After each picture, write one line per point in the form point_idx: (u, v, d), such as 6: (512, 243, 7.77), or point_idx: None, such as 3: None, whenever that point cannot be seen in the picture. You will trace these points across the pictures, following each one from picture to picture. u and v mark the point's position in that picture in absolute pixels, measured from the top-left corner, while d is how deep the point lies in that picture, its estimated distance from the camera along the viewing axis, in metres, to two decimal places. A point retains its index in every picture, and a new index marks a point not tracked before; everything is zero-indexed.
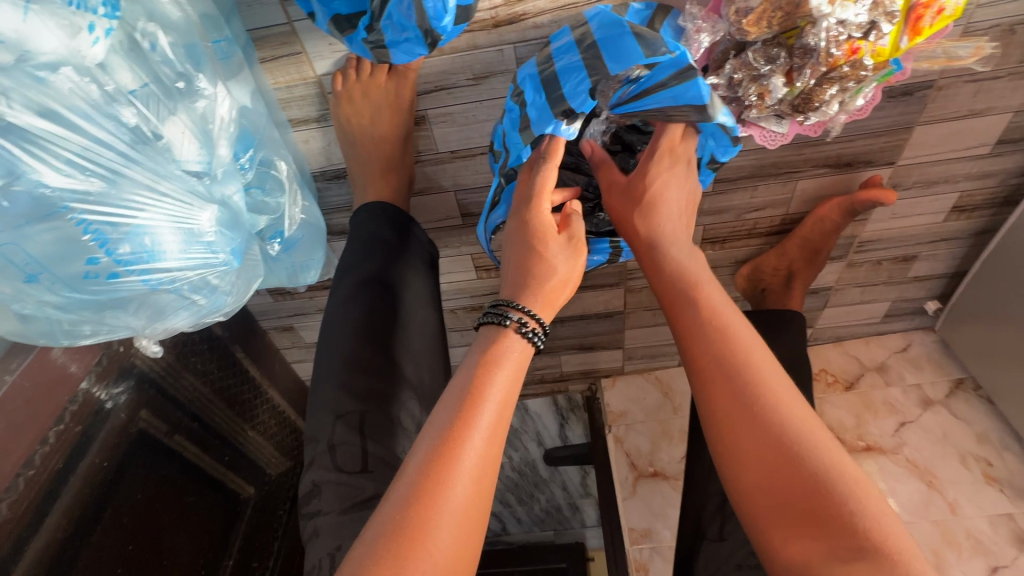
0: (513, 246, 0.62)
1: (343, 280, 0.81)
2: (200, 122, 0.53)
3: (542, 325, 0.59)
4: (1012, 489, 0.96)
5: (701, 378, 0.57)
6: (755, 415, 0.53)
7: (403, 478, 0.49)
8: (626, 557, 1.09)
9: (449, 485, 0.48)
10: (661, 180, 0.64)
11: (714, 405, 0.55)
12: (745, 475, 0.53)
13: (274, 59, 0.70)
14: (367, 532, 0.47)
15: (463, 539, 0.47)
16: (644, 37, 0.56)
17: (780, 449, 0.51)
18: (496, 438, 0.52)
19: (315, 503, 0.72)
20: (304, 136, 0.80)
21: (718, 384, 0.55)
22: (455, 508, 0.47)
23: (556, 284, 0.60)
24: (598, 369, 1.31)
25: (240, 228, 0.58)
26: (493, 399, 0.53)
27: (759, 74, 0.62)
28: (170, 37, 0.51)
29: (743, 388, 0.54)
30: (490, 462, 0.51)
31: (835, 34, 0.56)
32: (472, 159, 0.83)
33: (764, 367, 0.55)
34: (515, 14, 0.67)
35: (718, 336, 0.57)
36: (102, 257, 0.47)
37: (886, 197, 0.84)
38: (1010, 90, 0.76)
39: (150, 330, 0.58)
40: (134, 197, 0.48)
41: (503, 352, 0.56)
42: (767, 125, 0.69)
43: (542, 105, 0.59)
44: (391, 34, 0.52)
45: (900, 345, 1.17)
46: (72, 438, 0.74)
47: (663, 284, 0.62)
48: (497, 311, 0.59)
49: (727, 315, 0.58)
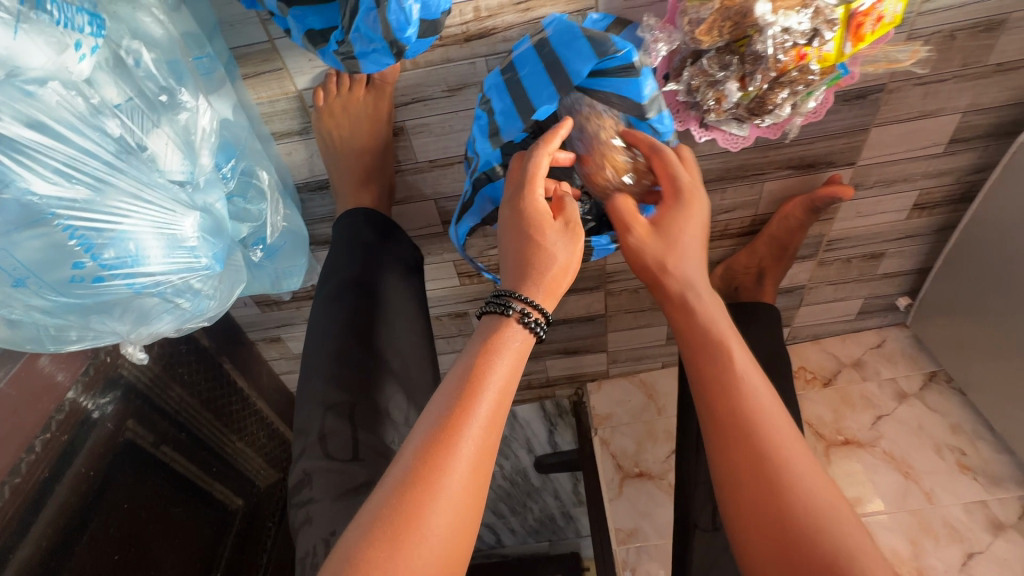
0: (511, 236, 0.62)
1: (327, 281, 0.83)
2: (182, 133, 0.56)
3: (545, 315, 0.60)
4: (985, 477, 0.99)
5: (719, 433, 0.60)
6: (770, 479, 0.55)
7: (399, 462, 0.51)
8: (614, 557, 1.10)
9: (446, 473, 0.50)
10: (689, 225, 0.65)
11: (728, 459, 0.58)
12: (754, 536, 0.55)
13: (256, 75, 0.73)
14: (361, 517, 0.49)
15: (457, 524, 0.49)
16: (595, 39, 0.61)
17: (794, 515, 0.53)
18: (492, 428, 0.53)
19: (305, 493, 0.73)
20: (286, 148, 0.83)
21: (734, 443, 0.58)
22: (453, 493, 0.50)
23: (557, 271, 0.60)
24: (583, 374, 1.33)
25: (223, 234, 0.61)
26: (492, 390, 0.54)
27: (714, 80, 0.66)
28: (153, 53, 0.54)
29: (760, 447, 0.57)
30: (487, 451, 0.53)
31: (777, 38, 0.59)
32: (450, 167, 0.86)
33: (784, 437, 0.57)
34: (485, 29, 0.70)
35: (737, 392, 0.60)
36: (88, 261, 0.50)
37: (843, 193, 0.88)
38: (957, 91, 0.81)
39: (136, 335, 0.60)
40: (119, 204, 0.50)
41: (504, 341, 0.57)
42: (728, 128, 0.73)
43: (508, 111, 0.64)
44: (360, 45, 0.53)
45: (875, 341, 1.20)
46: (58, 447, 0.75)
47: (687, 338, 0.66)
48: (499, 300, 0.60)
49: (748, 372, 0.61)
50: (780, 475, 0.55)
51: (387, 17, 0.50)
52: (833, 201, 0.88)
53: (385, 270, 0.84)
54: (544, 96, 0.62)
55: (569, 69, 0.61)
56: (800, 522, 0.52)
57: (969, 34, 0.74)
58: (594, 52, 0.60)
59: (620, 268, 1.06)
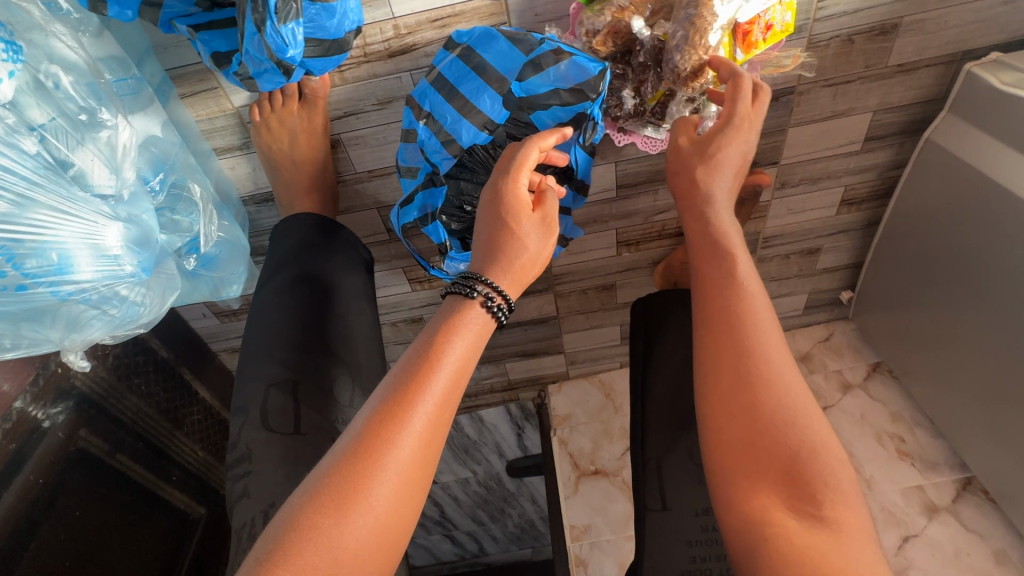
0: (488, 219, 0.65)
1: (277, 274, 0.86)
2: (106, 150, 0.59)
3: (509, 301, 0.63)
4: (922, 463, 1.02)
5: (709, 329, 0.57)
6: (755, 376, 0.52)
7: (350, 434, 0.54)
8: (568, 552, 1.12)
9: (397, 444, 0.53)
10: (735, 145, 0.62)
11: (713, 354, 0.55)
12: (724, 427, 0.52)
13: (193, 94, 0.77)
14: (306, 483, 0.52)
15: (403, 495, 0.52)
16: (517, 38, 0.68)
17: (770, 412, 0.50)
18: (444, 406, 0.56)
19: (244, 465, 0.75)
20: (229, 163, 0.87)
21: (724, 337, 0.55)
22: (401, 463, 0.52)
23: (526, 261, 0.64)
24: (544, 376, 1.36)
25: (152, 243, 0.64)
26: (448, 367, 0.57)
27: (614, 88, 0.72)
28: (71, 76, 0.57)
29: (750, 346, 0.54)
30: (439, 426, 0.56)
31: (655, 48, 0.66)
32: (388, 177, 0.90)
33: (772, 338, 0.55)
34: (407, 45, 0.75)
35: (739, 296, 0.57)
36: (10, 271, 0.53)
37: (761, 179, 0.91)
38: (865, 92, 0.85)
39: (70, 343, 0.63)
40: (40, 217, 0.54)
41: (464, 322, 0.60)
42: (647, 132, 0.76)
43: (457, 118, 0.69)
44: (253, 66, 0.57)
45: (822, 334, 1.23)
46: (6, 455, 0.77)
47: (696, 243, 0.63)
48: (465, 282, 0.62)
49: (751, 282, 0.58)
50: (763, 375, 0.52)
51: (268, 40, 0.54)
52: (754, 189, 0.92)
53: (332, 269, 0.87)
54: (480, 90, 0.68)
55: (498, 66, 0.67)
56: (774, 419, 0.50)
57: (867, 38, 0.79)
58: (518, 49, 0.67)
59: (566, 269, 1.09)
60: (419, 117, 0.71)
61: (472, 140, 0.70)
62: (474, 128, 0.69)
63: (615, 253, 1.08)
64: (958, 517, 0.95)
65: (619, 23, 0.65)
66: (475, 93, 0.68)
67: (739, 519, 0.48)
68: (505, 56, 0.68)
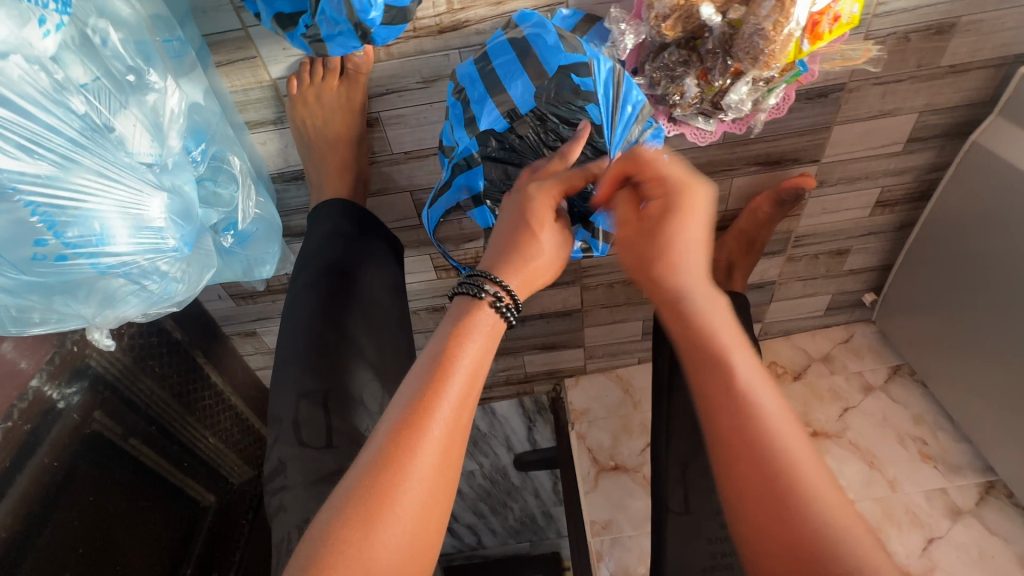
0: (512, 221, 0.64)
1: (305, 268, 0.83)
2: (150, 115, 0.56)
3: (517, 301, 0.61)
4: (945, 465, 1.03)
5: (729, 468, 0.52)
6: (789, 510, 0.48)
7: (372, 444, 0.51)
8: (588, 548, 1.11)
9: (418, 452, 0.50)
10: (691, 221, 0.57)
11: (737, 488, 0.51)
12: (768, 569, 0.48)
13: (230, 63, 0.73)
14: (335, 495, 0.49)
15: (428, 503, 0.50)
16: (568, 39, 0.64)
17: (811, 547, 0.46)
18: (462, 409, 0.54)
19: (279, 480, 0.74)
20: (261, 138, 0.83)
21: (751, 472, 0.50)
22: (424, 469, 0.50)
23: (539, 266, 0.63)
24: (561, 369, 1.34)
25: (191, 218, 0.61)
26: (463, 371, 0.55)
27: (675, 75, 0.68)
28: (120, 33, 0.54)
29: (778, 476, 0.49)
30: (459, 431, 0.53)
31: (724, 35, 0.63)
32: (425, 160, 0.87)
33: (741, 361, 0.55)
34: (458, 21, 0.72)
35: (749, 412, 0.52)
36: (50, 240, 0.49)
37: (805, 182, 0.93)
38: (913, 92, 0.84)
39: (101, 319, 0.60)
40: (83, 183, 0.50)
41: (475, 324, 0.58)
42: (696, 123, 0.75)
43: (482, 97, 0.65)
44: (327, 28, 0.56)
45: (842, 336, 1.24)
46: (20, 436, 0.73)
47: (690, 353, 0.57)
48: (474, 282, 0.61)
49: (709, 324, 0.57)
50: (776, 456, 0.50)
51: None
52: (797, 191, 0.93)
53: (357, 259, 0.84)
54: (519, 78, 0.64)
55: (544, 59, 0.63)
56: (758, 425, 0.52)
57: (923, 37, 0.77)
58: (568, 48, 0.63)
59: (596, 262, 1.07)
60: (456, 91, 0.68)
61: (490, 124, 0.66)
62: (500, 114, 0.66)
63: None
64: (982, 520, 0.96)
65: (689, 8, 0.61)
66: (510, 77, 0.64)
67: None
68: (555, 51, 0.63)
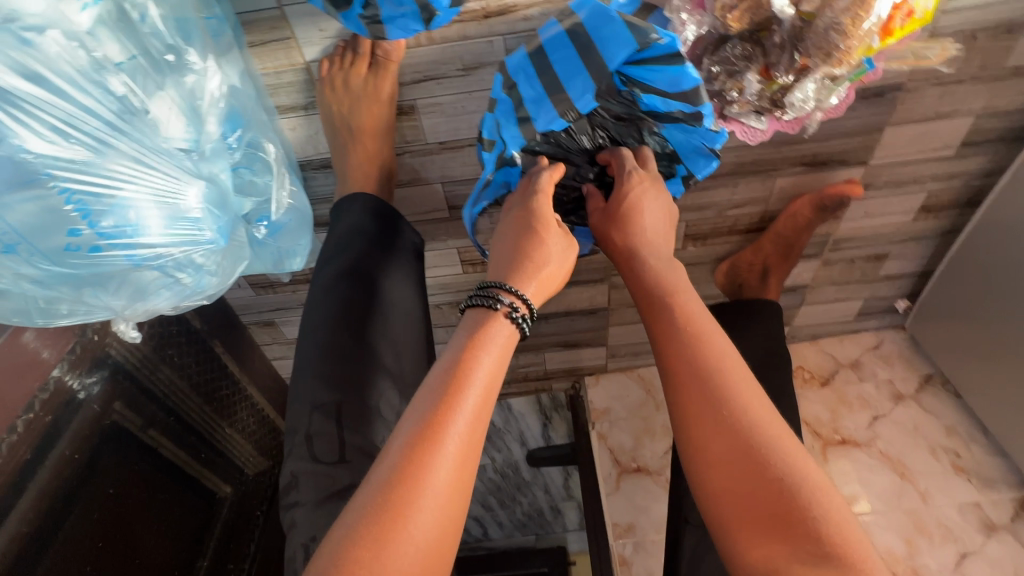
0: (515, 230, 0.63)
1: (325, 268, 0.80)
2: (188, 97, 0.54)
3: (531, 310, 0.59)
4: (979, 479, 1.02)
5: (678, 394, 0.60)
6: (735, 426, 0.56)
7: (385, 460, 0.49)
8: (610, 551, 1.10)
9: (432, 469, 0.47)
10: (633, 197, 0.68)
11: (686, 409, 0.59)
12: (716, 476, 0.56)
13: (263, 44, 0.70)
14: (349, 510, 0.47)
15: (443, 520, 0.47)
16: (634, 25, 0.58)
17: (755, 463, 0.54)
18: (475, 424, 0.51)
19: (292, 495, 0.73)
20: (290, 123, 0.79)
21: (700, 396, 0.59)
22: (439, 485, 0.47)
23: (551, 271, 0.62)
24: (581, 367, 1.32)
25: (226, 207, 0.58)
26: (477, 385, 0.52)
27: (735, 70, 0.64)
28: (160, 9, 0.51)
29: (723, 398, 0.58)
30: (473, 446, 0.51)
31: (795, 28, 0.59)
32: (460, 151, 0.83)
33: (707, 333, 0.62)
34: (505, 6, 0.68)
35: (693, 346, 0.61)
36: (84, 229, 0.46)
37: (851, 190, 0.91)
38: (974, 94, 0.80)
39: (131, 311, 0.57)
40: (118, 169, 0.47)
41: (489, 336, 0.56)
42: (747, 122, 0.70)
43: (539, 98, 0.64)
44: (389, 9, 0.55)
45: (872, 342, 1.21)
46: (41, 428, 0.71)
47: (641, 300, 0.68)
48: (486, 295, 0.59)
49: (677, 298, 0.65)
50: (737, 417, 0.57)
51: None
52: (841, 198, 0.91)
53: (378, 258, 0.80)
54: (577, 74, 0.62)
55: (604, 54, 0.60)
56: (721, 392, 0.58)
57: (991, 35, 0.73)
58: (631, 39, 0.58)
59: None
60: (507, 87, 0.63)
61: (546, 124, 0.66)
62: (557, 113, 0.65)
63: (680, 246, 1.03)
64: (1017, 537, 0.95)
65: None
66: (569, 75, 0.62)
67: (745, 567, 0.51)
68: (616, 43, 0.59)
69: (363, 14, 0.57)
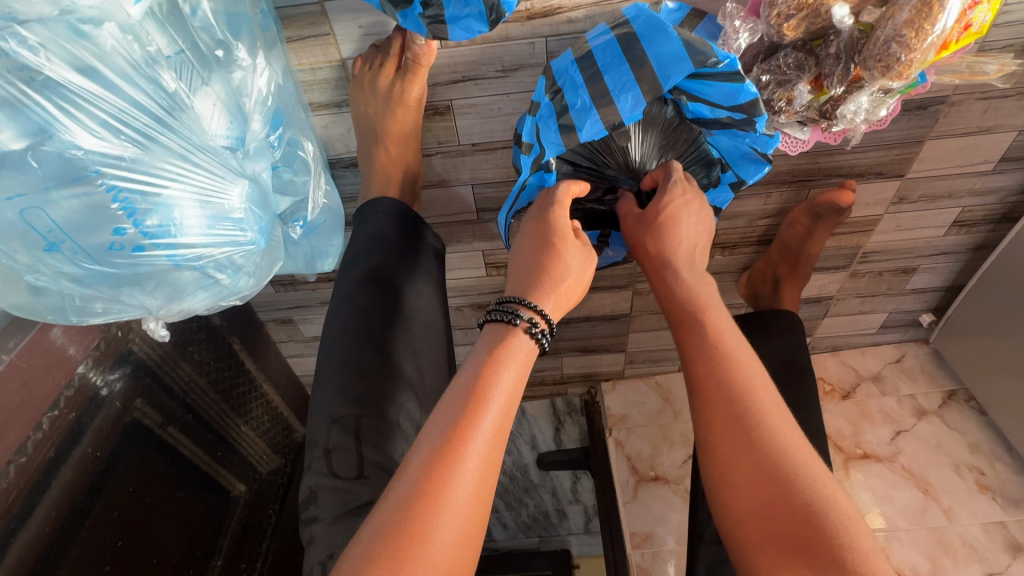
0: (531, 245, 0.60)
1: (344, 276, 0.78)
2: (233, 94, 0.54)
3: (551, 325, 0.56)
4: (1004, 498, 1.01)
5: (704, 413, 0.58)
6: (764, 448, 0.54)
7: (404, 476, 0.46)
8: (628, 560, 1.09)
9: (451, 487, 0.44)
10: (673, 208, 0.64)
11: (711, 425, 0.58)
12: (739, 494, 0.55)
13: (301, 39, 0.68)
14: (365, 529, 0.44)
15: (462, 541, 0.44)
16: (692, 43, 0.57)
17: (779, 490, 0.52)
18: (495, 442, 0.48)
19: (312, 509, 0.70)
20: (322, 121, 0.78)
21: (728, 416, 0.56)
22: (458, 507, 0.44)
23: (571, 284, 0.58)
24: (598, 373, 1.30)
25: (266, 206, 0.57)
26: (496, 402, 0.49)
27: (786, 80, 0.63)
28: (211, 4, 0.52)
29: (752, 419, 0.56)
30: (491, 466, 0.47)
31: (852, 39, 0.58)
32: (493, 153, 0.82)
33: (737, 352, 0.59)
34: (550, 8, 0.66)
35: (723, 364, 0.58)
36: (129, 228, 0.45)
37: (840, 198, 0.86)
38: (1018, 109, 0.79)
39: (165, 312, 0.56)
40: (165, 167, 0.46)
41: (509, 352, 0.53)
42: (792, 132, 0.69)
43: (587, 107, 0.60)
44: (454, 9, 0.54)
45: (893, 355, 1.20)
46: (66, 425, 0.69)
47: (673, 313, 0.63)
48: (505, 309, 0.55)
49: (709, 313, 0.62)
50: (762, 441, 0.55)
51: None
52: (833, 207, 0.87)
53: (402, 265, 0.78)
54: (628, 88, 0.59)
55: (661, 72, 0.58)
56: (748, 415, 0.56)
57: None
58: (688, 59, 0.57)
59: None
60: (550, 89, 0.62)
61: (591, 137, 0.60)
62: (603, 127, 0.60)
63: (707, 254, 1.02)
64: None
65: (819, 7, 0.56)
66: (620, 88, 0.59)
67: None
68: (670, 57, 0.57)
69: (424, 13, 0.55)
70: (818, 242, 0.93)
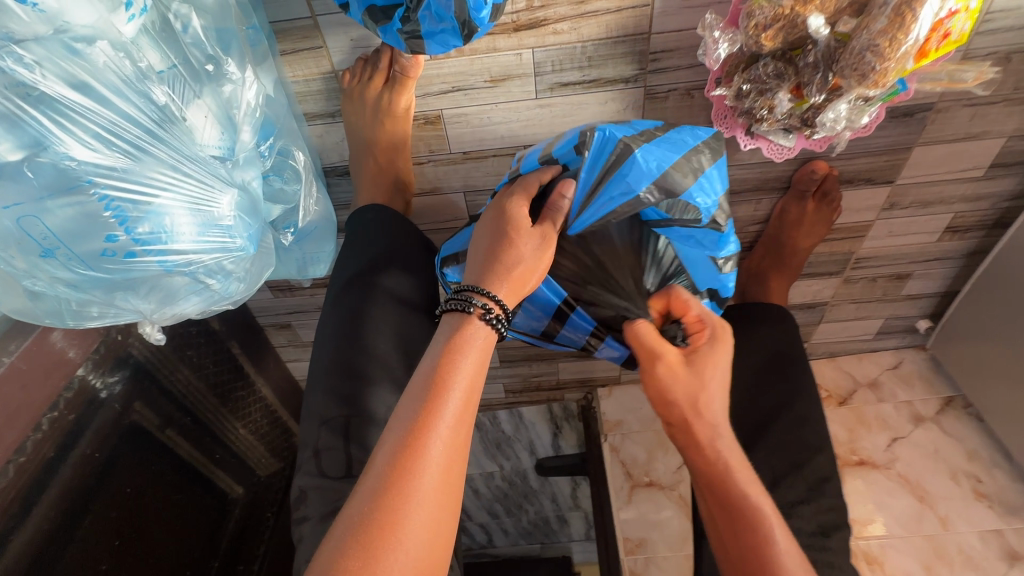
0: (488, 235, 0.59)
1: (335, 283, 0.80)
2: (225, 105, 0.57)
3: (507, 311, 0.56)
4: (1001, 505, 1.00)
5: None
6: None
7: (373, 470, 0.46)
8: (621, 566, 1.09)
9: (419, 475, 0.46)
10: (722, 358, 0.63)
11: None
12: None
13: (294, 52, 0.70)
14: (338, 523, 0.45)
15: (434, 523, 0.45)
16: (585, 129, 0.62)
17: None
18: (459, 426, 0.49)
19: (302, 509, 0.71)
20: (319, 131, 0.80)
21: None
22: (427, 494, 0.45)
23: (523, 270, 0.57)
24: (595, 378, 1.31)
25: (256, 213, 0.59)
26: (457, 389, 0.50)
27: (766, 89, 0.64)
28: (201, 20, 0.55)
29: None
30: (458, 452, 0.49)
31: (829, 48, 0.59)
32: (483, 160, 0.83)
33: (782, 546, 0.56)
34: (536, 20, 0.68)
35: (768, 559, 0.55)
36: (121, 235, 0.47)
37: (819, 167, 0.84)
38: (1004, 115, 0.79)
39: (159, 316, 0.57)
40: (156, 175, 0.49)
41: (467, 339, 0.53)
42: (776, 138, 0.71)
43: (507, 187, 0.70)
44: (429, 25, 0.55)
45: (890, 362, 1.20)
46: (65, 426, 0.71)
47: (720, 497, 0.60)
48: (461, 296, 0.56)
49: (756, 498, 0.59)
50: None
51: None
52: (812, 175, 0.84)
53: (393, 271, 0.79)
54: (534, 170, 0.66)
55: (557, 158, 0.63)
56: None
57: None
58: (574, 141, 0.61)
59: None
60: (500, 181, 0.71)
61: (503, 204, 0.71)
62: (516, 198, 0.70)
63: None
64: None
65: (795, 18, 0.57)
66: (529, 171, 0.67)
67: None
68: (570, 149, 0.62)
69: (402, 29, 0.57)
70: (806, 236, 0.92)
